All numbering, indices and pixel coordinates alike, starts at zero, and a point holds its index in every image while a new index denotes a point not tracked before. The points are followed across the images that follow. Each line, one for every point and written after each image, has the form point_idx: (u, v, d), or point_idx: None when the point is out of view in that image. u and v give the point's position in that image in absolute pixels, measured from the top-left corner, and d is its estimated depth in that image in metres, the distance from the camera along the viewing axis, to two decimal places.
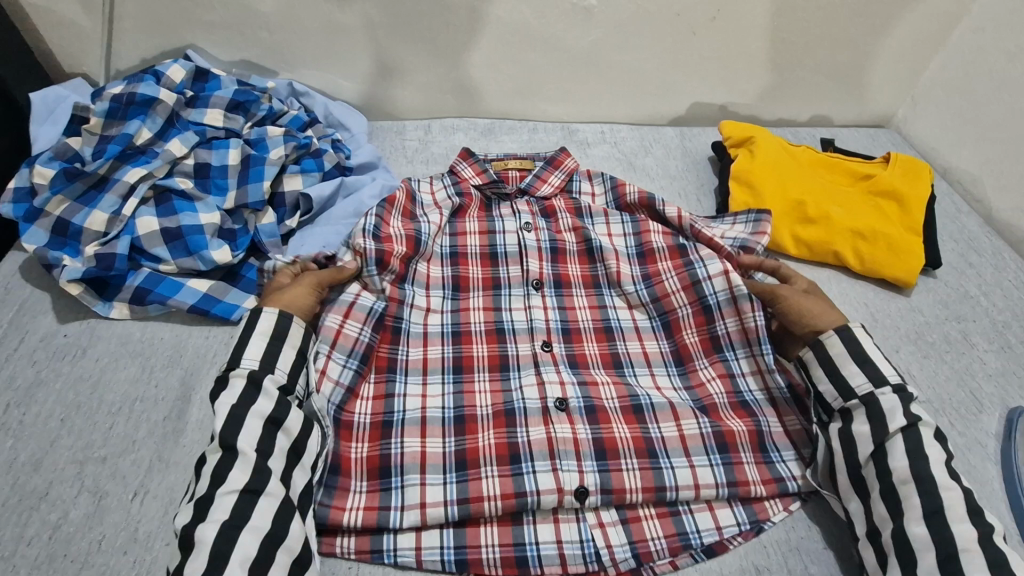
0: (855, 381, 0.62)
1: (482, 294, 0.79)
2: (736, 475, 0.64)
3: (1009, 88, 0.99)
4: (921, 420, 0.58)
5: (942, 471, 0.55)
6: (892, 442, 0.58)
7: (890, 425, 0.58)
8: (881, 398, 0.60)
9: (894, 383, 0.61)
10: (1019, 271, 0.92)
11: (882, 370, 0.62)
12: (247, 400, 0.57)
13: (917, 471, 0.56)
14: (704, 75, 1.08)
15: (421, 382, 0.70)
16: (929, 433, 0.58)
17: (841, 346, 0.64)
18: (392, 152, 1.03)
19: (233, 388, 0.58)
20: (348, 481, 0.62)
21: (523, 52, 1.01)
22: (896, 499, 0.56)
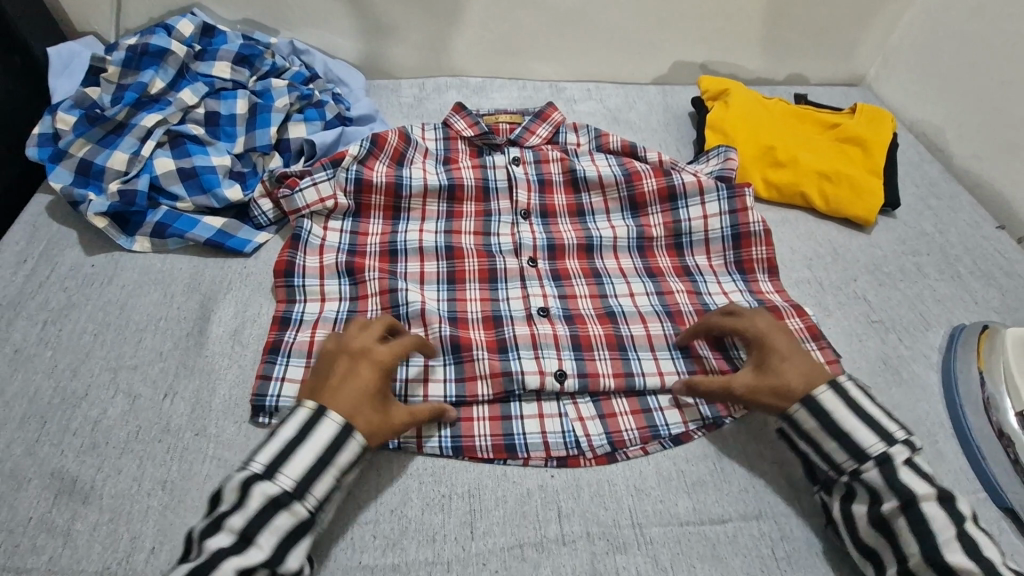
0: (840, 458, 0.59)
1: (474, 220, 0.88)
2: (692, 364, 0.73)
3: (968, 41, 1.04)
4: (918, 497, 0.55)
5: (953, 552, 0.53)
6: (893, 522, 0.56)
7: (885, 505, 0.56)
8: (866, 477, 0.58)
9: (878, 453, 0.58)
10: (974, 212, 0.98)
11: (863, 441, 0.58)
12: (282, 544, 0.52)
13: (928, 553, 0.53)
14: (685, 35, 1.14)
15: (419, 287, 0.79)
16: (933, 507, 0.55)
17: (813, 420, 0.60)
18: (389, 108, 1.09)
19: (279, 523, 0.52)
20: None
21: (513, 13, 1.07)
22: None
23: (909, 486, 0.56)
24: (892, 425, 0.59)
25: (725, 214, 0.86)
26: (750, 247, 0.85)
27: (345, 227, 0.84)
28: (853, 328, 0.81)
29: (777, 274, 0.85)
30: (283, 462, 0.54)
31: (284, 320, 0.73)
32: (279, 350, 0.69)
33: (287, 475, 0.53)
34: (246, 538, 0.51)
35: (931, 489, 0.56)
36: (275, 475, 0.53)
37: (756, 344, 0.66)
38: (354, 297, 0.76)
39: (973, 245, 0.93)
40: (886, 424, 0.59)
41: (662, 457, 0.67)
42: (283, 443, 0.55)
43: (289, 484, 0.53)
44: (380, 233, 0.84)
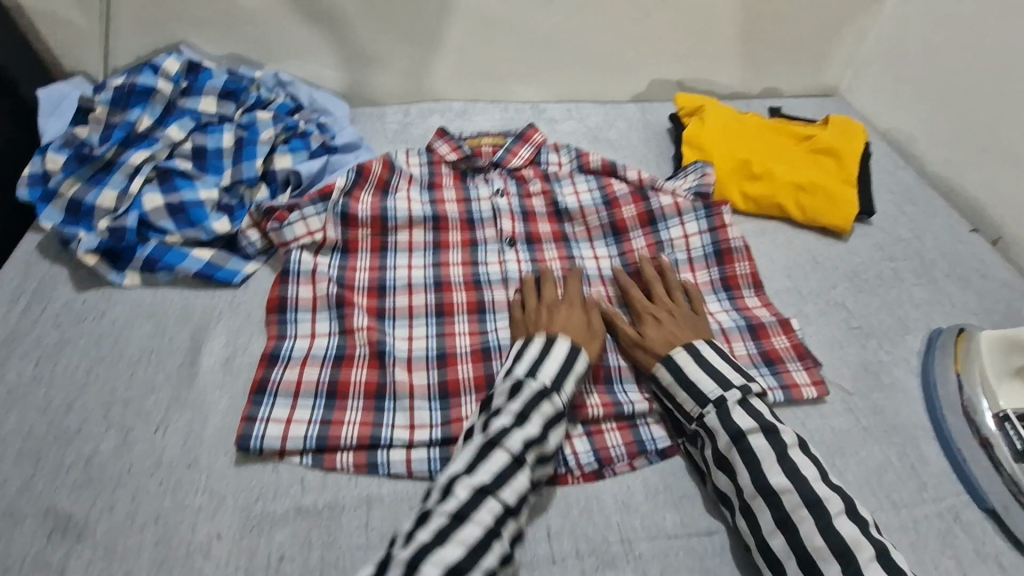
0: (688, 406, 0.67)
1: (461, 251, 0.90)
2: None
3: (933, 51, 1.08)
4: (743, 431, 0.63)
5: (775, 475, 0.61)
6: (729, 458, 0.63)
7: (720, 441, 0.64)
8: (707, 421, 0.65)
9: (715, 398, 0.66)
10: (948, 216, 1.00)
11: (703, 387, 0.67)
12: (547, 422, 0.64)
13: (758, 483, 0.61)
14: (660, 53, 1.17)
15: (408, 326, 0.80)
16: (757, 439, 0.63)
17: (669, 375, 0.69)
18: (373, 134, 1.11)
19: (541, 409, 0.64)
20: (345, 402, 0.70)
21: (492, 38, 1.10)
22: (753, 513, 0.60)
23: (736, 423, 0.64)
24: (734, 376, 0.68)
25: (704, 232, 0.89)
26: (733, 263, 0.87)
27: (333, 262, 0.85)
28: (834, 335, 0.83)
29: (762, 289, 0.86)
30: (536, 367, 0.67)
31: (273, 355, 0.73)
32: (266, 389, 0.70)
33: (545, 374, 0.67)
34: (525, 420, 0.63)
35: (754, 423, 0.63)
36: (536, 375, 0.66)
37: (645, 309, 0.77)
38: (342, 331, 0.77)
39: (949, 249, 0.95)
40: (728, 375, 0.68)
41: (650, 472, 0.68)
42: (532, 357, 0.68)
43: (545, 382, 0.66)
44: (368, 268, 0.86)
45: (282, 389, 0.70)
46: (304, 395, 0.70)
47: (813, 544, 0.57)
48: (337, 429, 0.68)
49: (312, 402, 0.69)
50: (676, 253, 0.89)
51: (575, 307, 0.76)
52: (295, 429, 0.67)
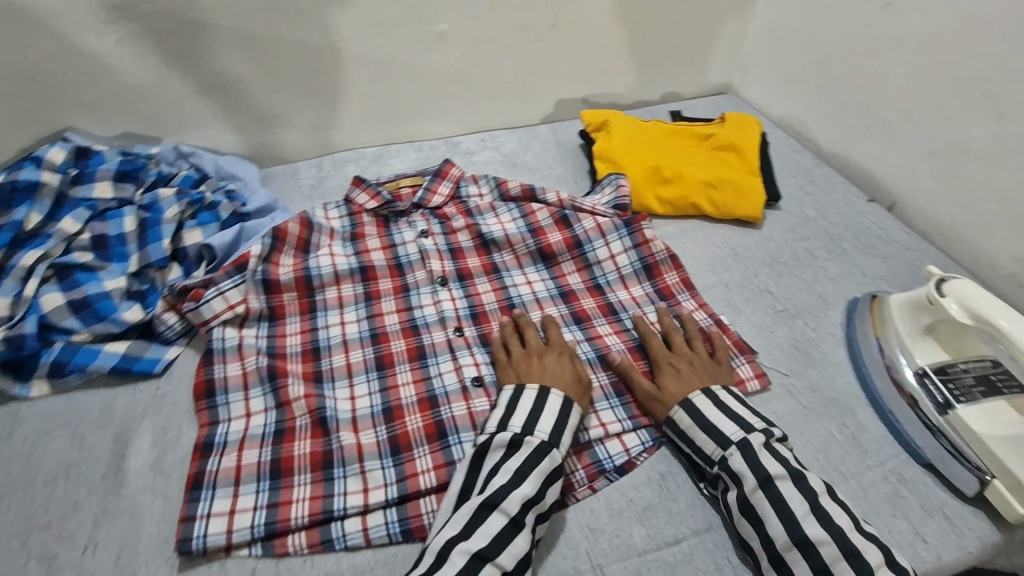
0: (709, 449, 0.67)
1: (393, 298, 0.88)
2: (634, 408, 0.75)
3: (803, 42, 1.16)
4: (771, 476, 0.62)
5: (811, 526, 0.59)
6: (755, 502, 0.62)
7: (745, 486, 0.63)
8: (731, 462, 0.65)
9: (739, 439, 0.66)
10: (846, 191, 1.07)
11: (726, 430, 0.67)
12: (533, 462, 0.63)
13: (794, 534, 0.59)
14: (560, 74, 1.21)
15: (348, 385, 0.77)
16: (786, 484, 0.62)
17: (688, 419, 0.69)
18: (289, 193, 1.09)
19: (521, 455, 0.64)
20: (291, 479, 0.67)
21: (393, 82, 1.11)
22: (786, 565, 0.58)
23: (763, 466, 0.63)
24: (754, 419, 0.68)
25: (630, 249, 0.91)
26: (663, 274, 0.90)
27: (260, 332, 0.82)
28: (763, 321, 0.86)
29: (695, 291, 0.89)
30: (509, 416, 0.67)
31: (206, 445, 0.69)
32: (202, 483, 0.66)
33: (515, 422, 0.66)
34: (518, 474, 0.62)
35: (782, 468, 0.63)
36: (508, 425, 0.66)
37: (660, 355, 0.76)
38: (279, 405, 0.73)
39: (852, 221, 1.02)
40: (749, 418, 0.68)
41: (610, 491, 0.68)
42: (504, 408, 0.68)
43: (519, 428, 0.66)
44: (299, 332, 0.83)
45: (221, 479, 0.66)
46: (246, 481, 0.66)
47: None
48: (285, 511, 0.64)
49: (256, 486, 0.66)
50: (607, 272, 0.91)
51: (562, 357, 0.75)
52: (240, 520, 0.63)
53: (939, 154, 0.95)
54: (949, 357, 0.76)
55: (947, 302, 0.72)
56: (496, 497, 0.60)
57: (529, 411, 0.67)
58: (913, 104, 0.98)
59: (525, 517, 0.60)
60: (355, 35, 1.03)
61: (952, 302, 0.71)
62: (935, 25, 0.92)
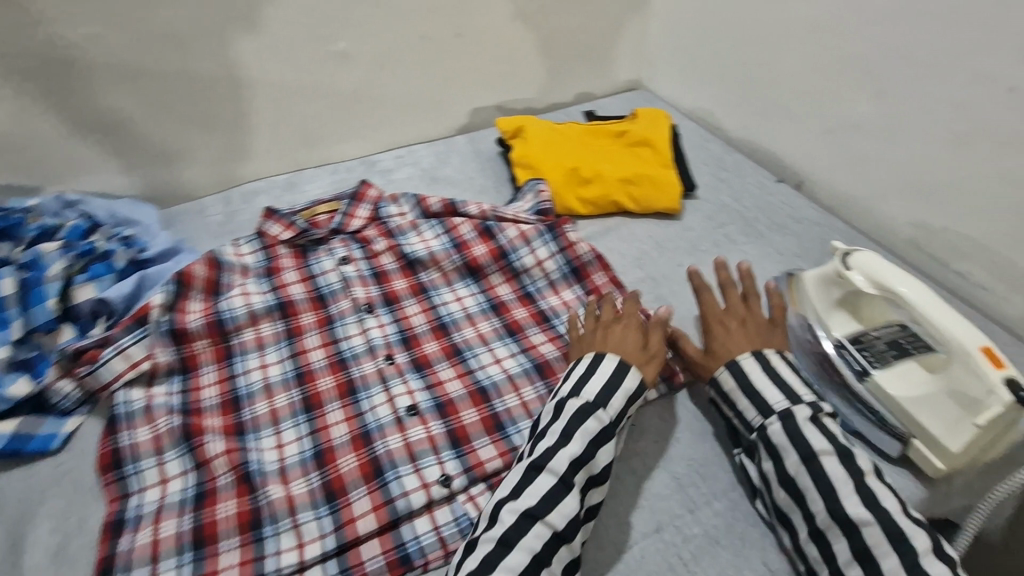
0: (749, 415, 0.68)
1: (317, 333, 0.84)
2: None
3: (700, 35, 1.21)
4: (816, 451, 0.62)
5: (853, 505, 0.59)
6: (798, 477, 0.62)
7: (786, 461, 0.63)
8: (770, 431, 0.65)
9: (781, 410, 0.65)
10: (756, 174, 1.12)
11: (771, 398, 0.67)
12: (574, 425, 0.64)
13: (835, 511, 0.59)
14: (471, 83, 1.20)
15: (274, 433, 0.72)
16: (832, 461, 0.61)
17: (732, 381, 0.69)
18: (196, 232, 1.02)
19: (563, 417, 0.65)
20: (216, 546, 0.62)
21: (298, 105, 1.07)
22: (827, 542, 0.59)
23: (807, 441, 0.63)
24: (803, 390, 0.68)
25: (556, 254, 0.90)
26: (591, 275, 0.90)
27: (172, 388, 0.76)
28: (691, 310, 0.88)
29: (624, 288, 0.89)
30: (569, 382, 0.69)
31: (118, 523, 0.63)
32: (115, 567, 0.60)
33: (574, 389, 0.67)
34: (565, 435, 0.63)
35: (829, 444, 0.62)
36: (565, 392, 0.68)
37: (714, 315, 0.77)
38: (198, 466, 0.68)
39: (764, 203, 1.06)
40: (798, 389, 0.67)
41: None
42: (569, 374, 0.70)
43: (577, 392, 0.67)
44: (216, 383, 0.78)
45: (135, 559, 0.60)
46: (164, 556, 0.61)
47: None
48: None
49: (177, 561, 0.60)
50: (537, 280, 0.90)
51: (631, 324, 0.75)
52: None
53: (834, 132, 1.01)
54: (862, 326, 0.79)
55: (854, 275, 0.77)
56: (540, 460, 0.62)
57: (579, 374, 0.69)
58: (805, 87, 1.03)
59: (573, 479, 0.61)
60: (249, 60, 0.98)
61: (858, 275, 0.77)
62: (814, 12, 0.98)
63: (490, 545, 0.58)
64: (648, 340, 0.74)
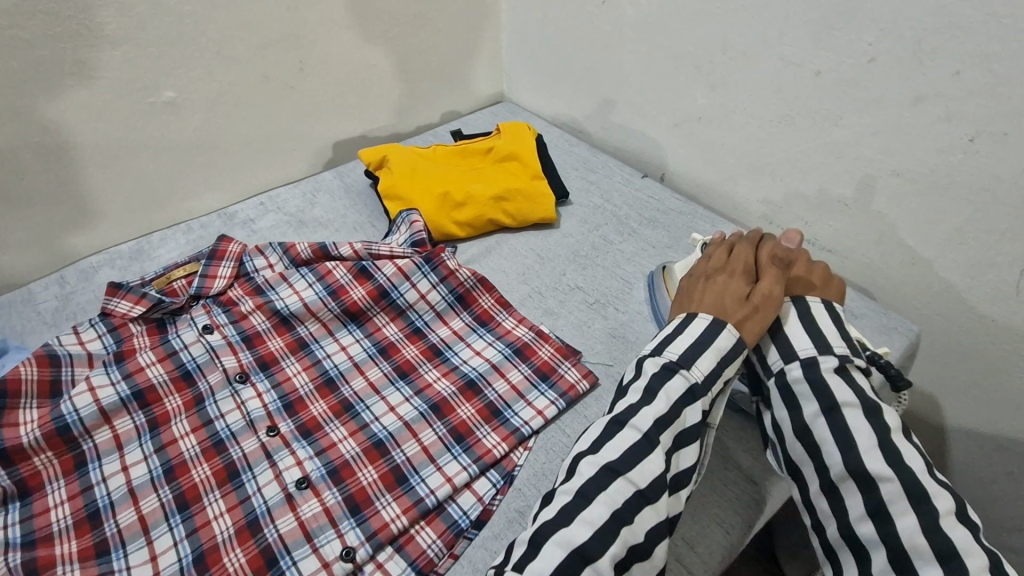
0: (771, 358, 0.69)
1: (186, 416, 0.76)
2: (478, 450, 0.72)
3: (547, 44, 1.23)
4: (839, 403, 0.62)
5: (874, 461, 0.60)
6: (815, 428, 0.63)
7: (807, 410, 0.64)
8: (790, 375, 0.66)
9: (806, 356, 0.67)
10: (622, 172, 1.16)
11: (798, 344, 0.68)
12: (662, 381, 0.65)
13: (851, 466, 0.61)
14: (327, 116, 1.14)
15: (144, 545, 0.64)
16: (855, 413, 0.62)
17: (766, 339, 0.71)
18: (24, 326, 0.89)
19: (649, 373, 0.67)
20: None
21: (130, 166, 0.97)
22: (839, 495, 0.61)
23: (832, 393, 0.63)
24: (838, 342, 0.68)
25: (438, 285, 0.88)
26: (477, 300, 0.88)
27: (10, 519, 0.65)
28: (579, 318, 0.89)
29: (512, 307, 0.88)
30: (668, 344, 0.69)
31: None
32: None
33: (673, 351, 0.67)
34: (652, 392, 0.65)
35: (854, 397, 0.63)
36: (666, 352, 0.68)
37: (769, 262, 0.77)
38: None
39: (634, 200, 1.10)
40: (832, 339, 0.68)
41: (473, 549, 0.64)
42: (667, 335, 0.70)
43: (674, 355, 0.67)
44: (66, 500, 0.67)
45: None
46: None
47: (911, 541, 0.56)
48: None
49: None
50: (425, 314, 0.87)
51: (733, 278, 0.74)
52: None
53: (683, 125, 1.07)
54: None
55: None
56: (622, 416, 0.64)
57: (674, 331, 0.70)
58: (650, 85, 1.08)
59: (661, 437, 0.61)
60: (59, 123, 0.87)
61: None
62: (644, 14, 1.03)
63: (569, 496, 0.59)
64: (748, 291, 0.72)
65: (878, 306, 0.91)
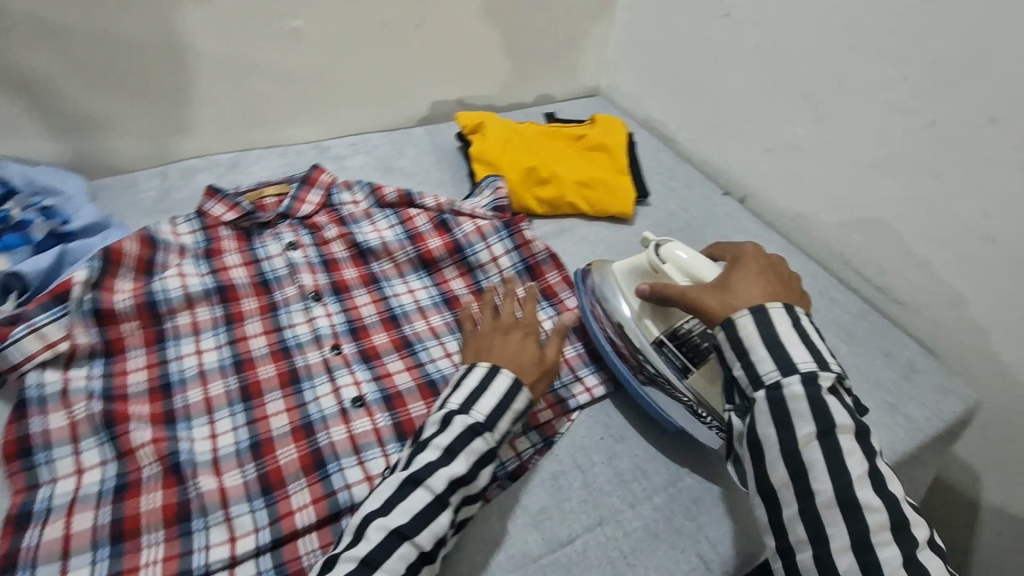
0: (765, 368, 0.58)
1: (259, 319, 0.80)
2: None
3: (658, 48, 1.24)
4: (836, 426, 0.55)
5: (865, 490, 0.54)
6: (806, 451, 0.55)
7: (802, 432, 0.55)
8: (788, 389, 0.56)
9: (805, 371, 0.57)
10: (704, 186, 1.17)
11: (796, 355, 0.58)
12: (464, 445, 0.60)
13: (841, 492, 0.54)
14: (432, 75, 1.18)
15: (207, 423, 0.69)
16: (849, 438, 0.55)
17: (762, 354, 0.58)
18: (125, 208, 0.95)
19: (452, 432, 0.61)
20: (138, 541, 0.58)
21: (248, 84, 1.02)
22: (822, 526, 0.54)
23: (829, 414, 0.55)
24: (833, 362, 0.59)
25: (511, 251, 0.91)
26: (544, 274, 0.91)
27: (93, 373, 0.70)
28: None
29: None
30: (473, 401, 0.63)
31: (22, 517, 0.58)
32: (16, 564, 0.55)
33: (478, 408, 0.63)
34: (451, 453, 0.60)
35: (850, 420, 0.56)
36: (472, 410, 0.63)
37: (736, 277, 0.65)
38: (120, 456, 0.64)
39: (709, 213, 1.11)
40: (825, 353, 0.59)
41: (503, 498, 0.67)
42: (473, 388, 0.64)
43: (479, 416, 0.62)
44: (143, 368, 0.72)
45: (43, 554, 0.56)
46: (79, 551, 0.57)
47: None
48: None
49: (92, 557, 0.57)
50: (493, 276, 0.90)
51: (528, 334, 0.71)
52: None
53: (776, 151, 1.07)
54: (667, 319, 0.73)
55: (668, 268, 0.72)
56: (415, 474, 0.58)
57: (478, 386, 0.64)
58: (752, 105, 1.08)
59: (450, 499, 0.58)
60: (197, 31, 0.93)
61: (671, 268, 0.72)
62: (764, 36, 1.03)
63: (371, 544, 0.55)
64: (538, 352, 0.70)
65: (939, 366, 0.90)
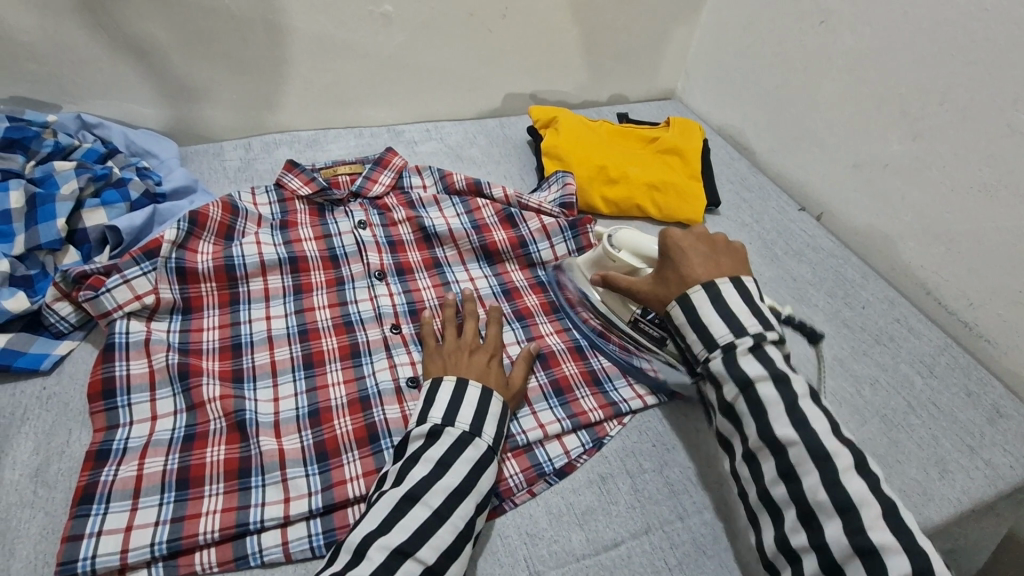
0: (696, 348, 0.62)
1: (326, 292, 0.82)
2: (574, 409, 0.73)
3: (744, 52, 1.20)
4: (751, 379, 0.58)
5: (782, 427, 0.57)
6: (738, 406, 0.59)
7: (725, 390, 0.60)
8: (713, 365, 0.61)
9: (725, 341, 0.60)
10: (779, 200, 1.12)
11: (716, 331, 0.61)
12: (456, 454, 0.61)
13: (763, 434, 0.57)
14: (509, 67, 1.18)
15: (272, 386, 0.71)
16: (765, 386, 0.58)
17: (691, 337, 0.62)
18: (210, 174, 1.00)
19: (444, 443, 0.61)
20: (201, 489, 0.62)
21: (334, 63, 1.05)
22: (756, 462, 0.58)
23: (743, 371, 0.59)
24: (751, 321, 0.61)
25: (574, 250, 0.90)
26: None
27: (172, 327, 0.74)
28: None
29: None
30: (455, 412, 0.63)
31: (101, 453, 0.63)
32: (93, 496, 0.59)
33: (461, 419, 0.63)
34: (443, 464, 0.60)
35: (764, 370, 0.58)
36: (453, 421, 0.63)
37: (667, 266, 0.68)
38: (190, 407, 0.67)
39: (783, 227, 1.06)
40: (744, 319, 0.61)
41: (552, 495, 0.67)
42: (451, 398, 0.64)
43: (464, 425, 0.63)
44: (217, 326, 0.76)
45: (118, 489, 0.60)
46: (148, 492, 0.60)
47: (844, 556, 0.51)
48: (191, 527, 0.59)
49: (159, 499, 0.60)
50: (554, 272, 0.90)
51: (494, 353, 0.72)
52: (138, 537, 0.57)
53: (863, 168, 1.01)
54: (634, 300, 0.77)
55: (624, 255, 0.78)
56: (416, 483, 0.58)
57: (446, 401, 0.64)
58: (842, 119, 1.03)
59: (449, 509, 0.57)
60: (294, 11, 0.97)
61: (626, 254, 0.77)
62: (863, 45, 0.97)
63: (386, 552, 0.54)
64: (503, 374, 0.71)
65: None
